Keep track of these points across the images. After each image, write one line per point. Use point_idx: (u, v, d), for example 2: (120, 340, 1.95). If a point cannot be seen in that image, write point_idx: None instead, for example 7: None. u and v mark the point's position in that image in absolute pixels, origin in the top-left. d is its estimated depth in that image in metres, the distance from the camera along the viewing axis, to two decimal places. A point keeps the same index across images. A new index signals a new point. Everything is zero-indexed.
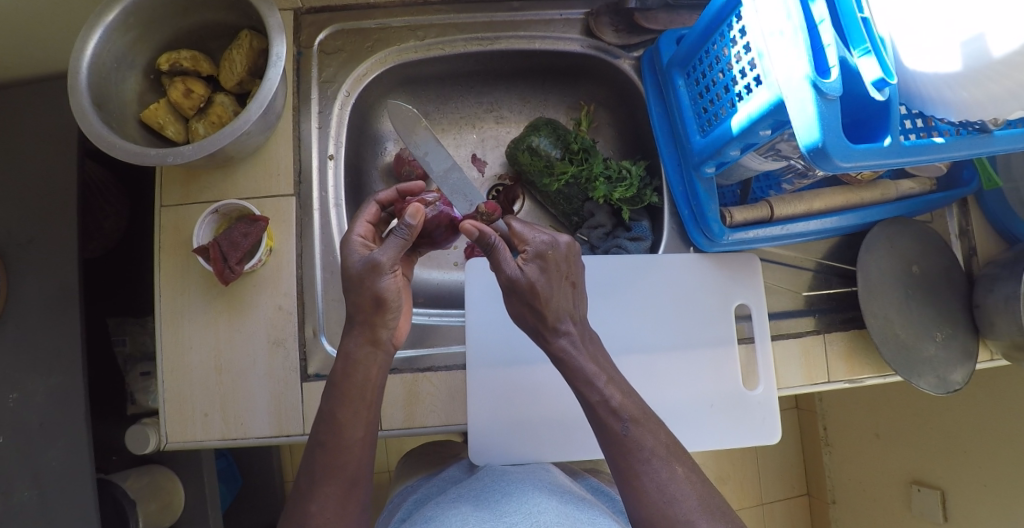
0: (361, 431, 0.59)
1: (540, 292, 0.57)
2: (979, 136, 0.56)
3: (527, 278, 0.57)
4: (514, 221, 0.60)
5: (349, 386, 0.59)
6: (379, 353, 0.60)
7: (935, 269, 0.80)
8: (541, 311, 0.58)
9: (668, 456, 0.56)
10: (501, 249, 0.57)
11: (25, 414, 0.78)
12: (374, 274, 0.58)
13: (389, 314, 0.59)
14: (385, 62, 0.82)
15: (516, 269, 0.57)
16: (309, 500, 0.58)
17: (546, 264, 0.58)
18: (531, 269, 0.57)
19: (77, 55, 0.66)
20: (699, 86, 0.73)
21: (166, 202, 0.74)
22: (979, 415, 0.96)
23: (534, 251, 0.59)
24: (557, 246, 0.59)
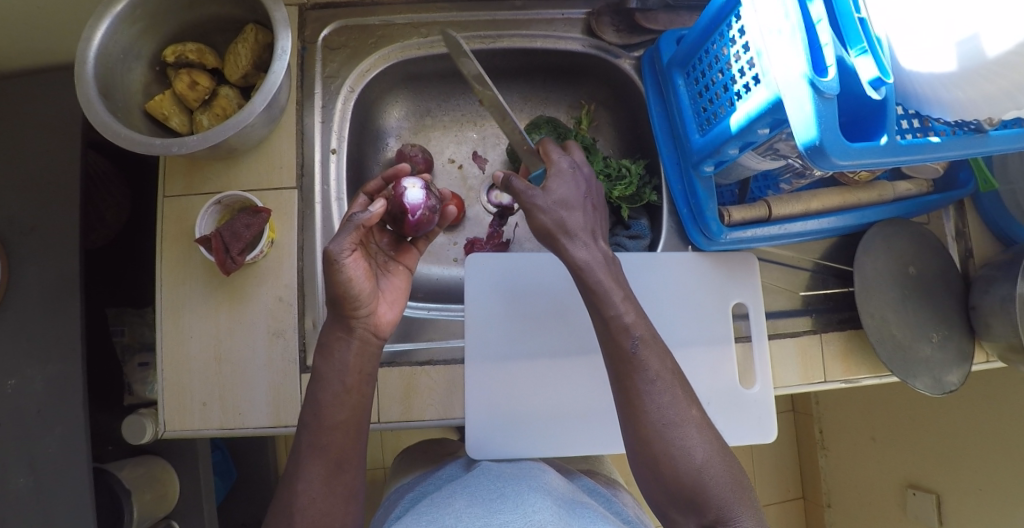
0: (343, 415, 0.60)
1: (568, 202, 0.61)
2: (974, 136, 0.56)
3: (554, 192, 0.60)
4: (544, 141, 0.65)
5: (328, 373, 0.60)
6: (348, 338, 0.61)
7: (932, 271, 0.81)
8: (566, 223, 0.59)
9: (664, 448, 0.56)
10: (519, 183, 0.60)
11: (24, 403, 0.78)
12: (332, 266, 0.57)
13: (353, 305, 0.60)
14: (388, 58, 0.82)
15: (541, 190, 0.60)
16: (295, 481, 0.58)
17: (567, 179, 0.62)
18: (558, 185, 0.61)
19: (85, 45, 0.67)
20: (698, 86, 0.73)
21: (168, 192, 0.74)
22: (974, 418, 0.96)
23: (564, 165, 0.63)
24: (577, 169, 0.63)
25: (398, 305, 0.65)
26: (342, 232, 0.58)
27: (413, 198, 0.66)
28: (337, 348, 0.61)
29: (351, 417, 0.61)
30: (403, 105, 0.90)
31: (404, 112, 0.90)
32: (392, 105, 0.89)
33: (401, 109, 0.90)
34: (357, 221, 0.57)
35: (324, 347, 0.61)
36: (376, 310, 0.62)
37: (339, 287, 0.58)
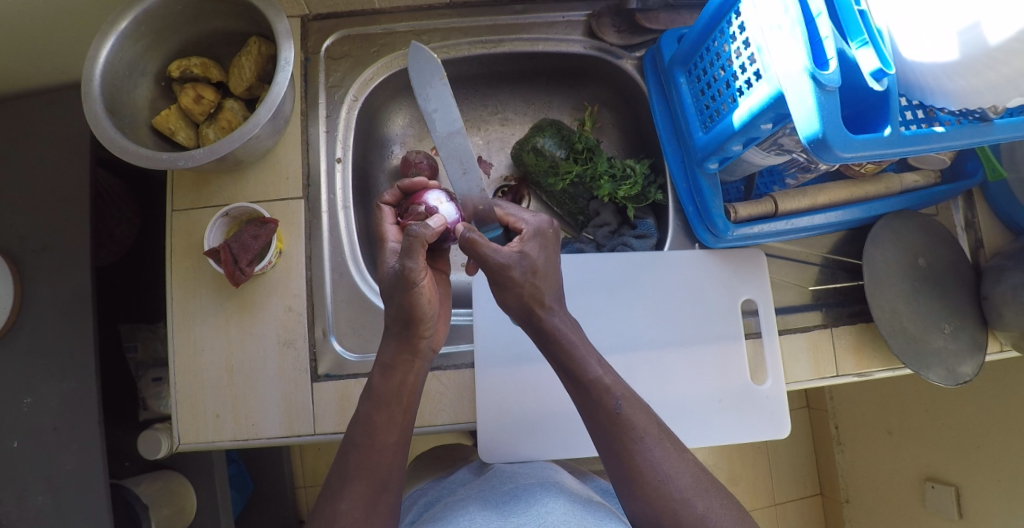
0: (394, 437, 0.60)
1: (538, 270, 0.59)
2: (980, 125, 0.56)
3: (525, 258, 0.58)
4: (504, 204, 0.64)
5: (387, 392, 0.60)
6: (417, 358, 0.62)
7: (942, 262, 0.80)
8: (538, 290, 0.59)
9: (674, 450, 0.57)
10: (480, 240, 0.56)
11: (40, 419, 0.79)
12: (405, 287, 0.57)
13: (423, 325, 0.60)
14: (390, 66, 0.83)
15: (512, 251, 0.58)
16: (337, 499, 0.58)
17: (540, 241, 0.61)
18: (530, 247, 0.60)
19: (91, 63, 0.68)
20: (700, 84, 0.73)
21: (177, 207, 0.75)
22: (991, 410, 0.95)
23: (531, 228, 0.62)
24: (546, 226, 0.62)
25: (447, 318, 0.66)
26: (411, 250, 0.55)
27: (446, 213, 0.72)
28: (404, 368, 0.61)
29: (400, 441, 0.61)
30: (407, 112, 0.90)
31: (407, 119, 0.91)
32: (396, 113, 0.90)
33: (405, 116, 0.91)
34: (416, 236, 0.54)
35: (387, 366, 0.61)
36: (436, 329, 0.63)
37: (416, 308, 0.58)
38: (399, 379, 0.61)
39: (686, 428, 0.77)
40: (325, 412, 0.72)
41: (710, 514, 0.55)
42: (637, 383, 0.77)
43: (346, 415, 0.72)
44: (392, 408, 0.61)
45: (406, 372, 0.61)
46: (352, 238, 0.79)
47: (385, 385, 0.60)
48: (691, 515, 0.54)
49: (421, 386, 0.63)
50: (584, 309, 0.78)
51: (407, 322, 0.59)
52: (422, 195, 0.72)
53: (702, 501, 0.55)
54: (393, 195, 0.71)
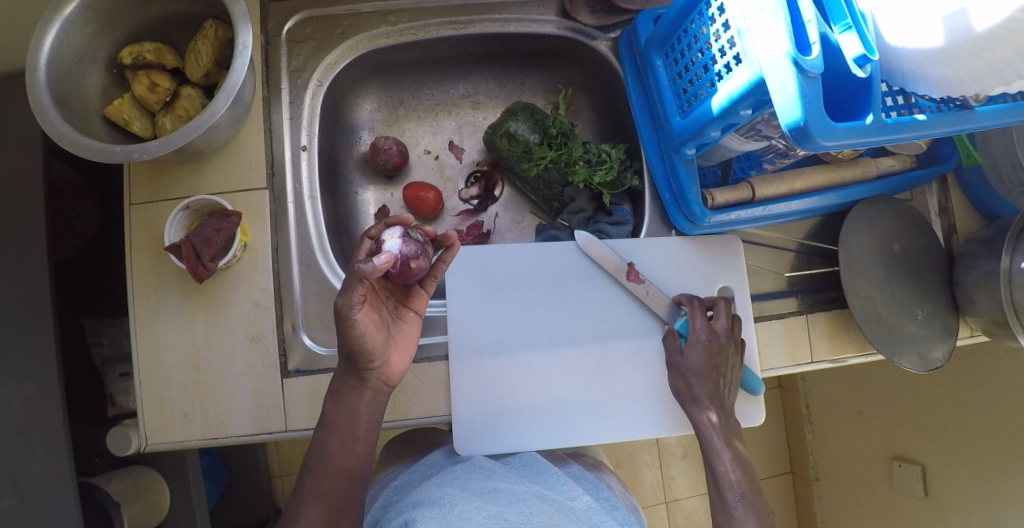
0: (346, 462, 0.62)
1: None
2: (962, 112, 0.55)
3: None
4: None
5: (336, 418, 0.61)
6: (363, 387, 0.62)
7: (916, 248, 0.80)
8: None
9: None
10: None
11: (1, 420, 0.76)
12: (344, 321, 0.57)
13: (367, 359, 0.60)
14: (356, 49, 0.80)
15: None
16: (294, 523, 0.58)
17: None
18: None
19: (34, 50, 0.64)
20: (677, 67, 0.71)
21: (134, 200, 0.72)
22: (958, 391, 0.97)
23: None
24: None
25: (409, 352, 0.65)
26: (349, 286, 0.56)
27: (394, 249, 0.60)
28: (351, 398, 0.62)
29: (356, 463, 0.62)
30: (375, 97, 0.87)
31: (375, 104, 0.88)
32: (364, 97, 0.86)
33: (373, 101, 0.87)
34: (355, 273, 0.54)
35: (336, 394, 0.62)
36: (389, 360, 0.63)
37: (354, 341, 0.58)
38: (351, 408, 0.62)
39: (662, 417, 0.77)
40: (296, 408, 0.71)
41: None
42: (614, 372, 0.76)
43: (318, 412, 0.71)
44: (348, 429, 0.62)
45: (354, 403, 0.62)
46: (320, 230, 0.76)
47: (338, 415, 0.61)
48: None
49: (377, 415, 0.64)
50: (560, 298, 0.77)
51: (350, 354, 0.60)
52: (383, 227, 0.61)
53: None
54: (371, 222, 0.62)
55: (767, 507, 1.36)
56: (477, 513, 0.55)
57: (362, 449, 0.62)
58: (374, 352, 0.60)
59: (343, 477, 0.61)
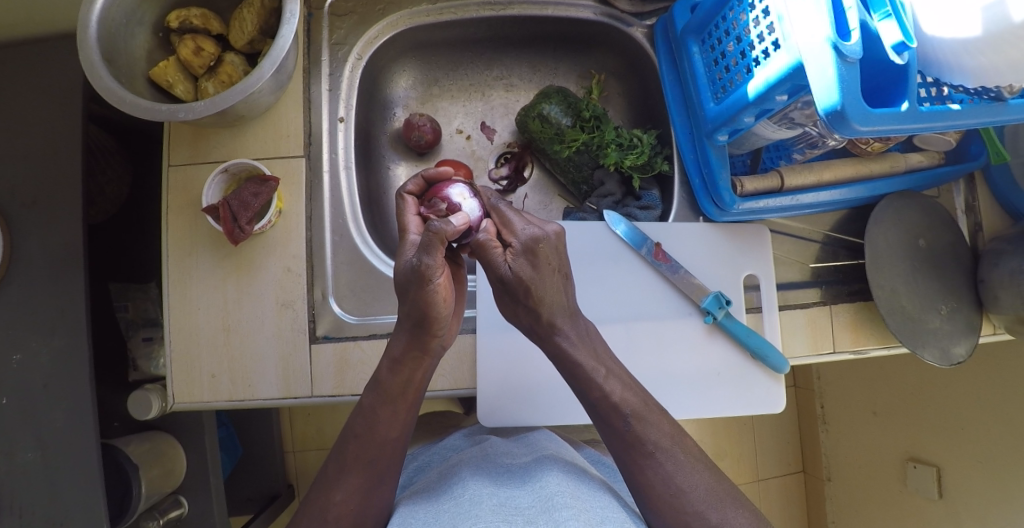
0: (395, 433, 0.60)
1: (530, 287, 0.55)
2: (994, 105, 0.56)
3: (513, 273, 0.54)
4: (504, 210, 0.57)
5: (392, 386, 0.59)
6: (426, 358, 0.58)
7: (942, 244, 0.81)
8: (540, 300, 0.55)
9: (644, 415, 0.58)
10: (491, 247, 0.55)
11: (29, 376, 0.77)
12: (420, 285, 0.51)
13: (437, 327, 0.55)
14: (396, 25, 0.81)
15: (508, 265, 0.54)
16: (332, 491, 0.58)
17: (541, 256, 0.55)
18: (519, 263, 0.54)
19: (86, 8, 0.65)
20: (713, 53, 0.72)
21: (174, 162, 0.73)
22: (975, 391, 0.97)
23: (525, 242, 0.55)
24: (547, 239, 0.55)
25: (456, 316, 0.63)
26: (429, 246, 0.49)
27: (469, 210, 0.66)
28: (412, 366, 0.58)
29: (403, 434, 0.60)
30: (411, 74, 0.89)
31: (411, 81, 0.89)
32: (400, 74, 0.88)
33: (408, 78, 0.89)
34: (437, 232, 0.48)
35: (397, 361, 0.58)
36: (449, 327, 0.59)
37: (430, 309, 0.53)
38: (407, 375, 0.58)
39: (684, 399, 0.77)
40: (323, 374, 0.71)
41: (674, 475, 0.56)
42: (638, 354, 0.77)
43: (345, 378, 0.71)
44: (402, 397, 0.59)
45: (413, 370, 0.58)
46: (353, 200, 0.77)
47: (392, 380, 0.58)
48: (657, 475, 0.56)
49: (426, 383, 0.61)
50: (588, 277, 0.78)
51: (419, 321, 0.54)
52: (444, 189, 0.66)
53: (717, 512, 0.55)
54: (415, 185, 0.64)
55: (776, 507, 1.36)
56: (488, 498, 0.56)
57: (407, 417, 0.60)
58: (446, 318, 0.55)
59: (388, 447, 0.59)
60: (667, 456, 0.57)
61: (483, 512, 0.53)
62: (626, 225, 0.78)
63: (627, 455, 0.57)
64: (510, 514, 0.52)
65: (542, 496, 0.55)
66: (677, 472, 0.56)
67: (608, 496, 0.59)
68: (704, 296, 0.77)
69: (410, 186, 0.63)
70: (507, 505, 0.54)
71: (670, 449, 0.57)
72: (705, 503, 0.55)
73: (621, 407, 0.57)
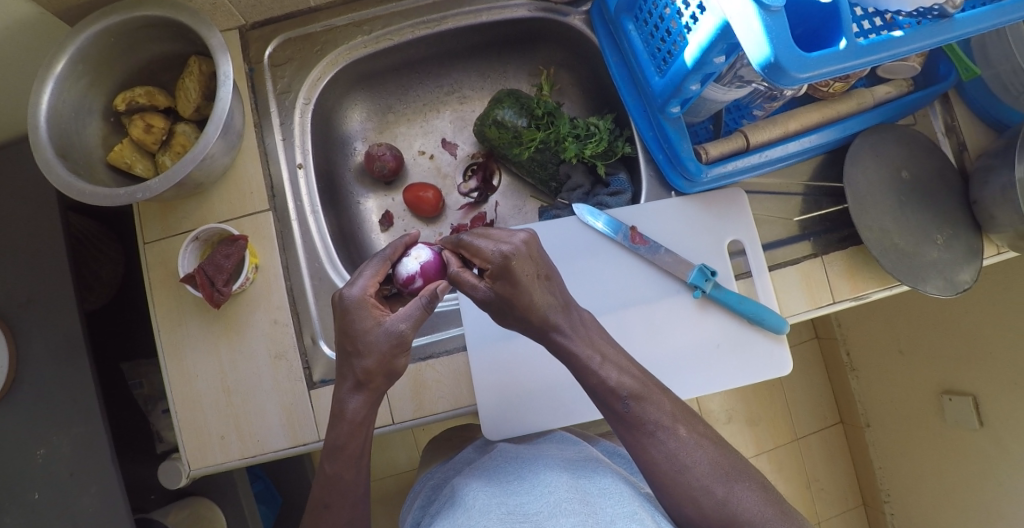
0: None
1: (518, 301, 0.56)
2: (937, 23, 0.53)
3: (498, 297, 0.56)
4: (471, 240, 0.57)
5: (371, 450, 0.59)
6: None
7: (926, 171, 0.78)
8: (527, 313, 0.56)
9: (643, 395, 0.56)
10: (463, 276, 0.57)
11: (55, 468, 0.80)
12: (399, 349, 0.54)
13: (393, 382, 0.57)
14: (336, 63, 0.81)
15: (486, 289, 0.56)
16: None
17: (515, 270, 0.55)
18: (501, 287, 0.55)
19: (33, 110, 0.67)
20: (649, 27, 0.71)
21: (148, 239, 0.75)
22: (997, 313, 0.93)
23: (499, 262, 0.55)
24: (519, 256, 0.56)
25: None
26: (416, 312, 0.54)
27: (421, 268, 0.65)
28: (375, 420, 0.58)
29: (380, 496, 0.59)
30: (363, 107, 0.89)
31: (365, 113, 0.90)
32: (352, 109, 0.89)
33: (362, 111, 0.90)
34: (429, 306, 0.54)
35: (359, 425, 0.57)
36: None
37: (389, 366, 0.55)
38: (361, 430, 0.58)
39: (687, 377, 0.76)
40: (326, 417, 0.72)
41: (675, 446, 0.55)
42: (633, 342, 0.76)
43: None
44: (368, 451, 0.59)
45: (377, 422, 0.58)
46: (327, 242, 0.78)
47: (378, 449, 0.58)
48: (661, 475, 0.55)
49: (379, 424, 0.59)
50: (567, 275, 0.77)
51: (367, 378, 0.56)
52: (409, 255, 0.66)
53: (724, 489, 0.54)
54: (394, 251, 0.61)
55: (822, 462, 1.33)
56: (497, 507, 0.55)
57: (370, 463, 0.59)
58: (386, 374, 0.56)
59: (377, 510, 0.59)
60: (667, 434, 0.55)
61: (490, 521, 0.52)
62: (604, 215, 0.77)
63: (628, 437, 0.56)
64: (518, 522, 0.52)
65: (551, 504, 0.54)
66: (678, 456, 0.55)
67: (618, 487, 0.58)
68: (690, 271, 0.76)
69: (366, 287, 0.57)
70: (515, 513, 0.53)
71: (667, 419, 0.55)
72: (708, 479, 0.54)
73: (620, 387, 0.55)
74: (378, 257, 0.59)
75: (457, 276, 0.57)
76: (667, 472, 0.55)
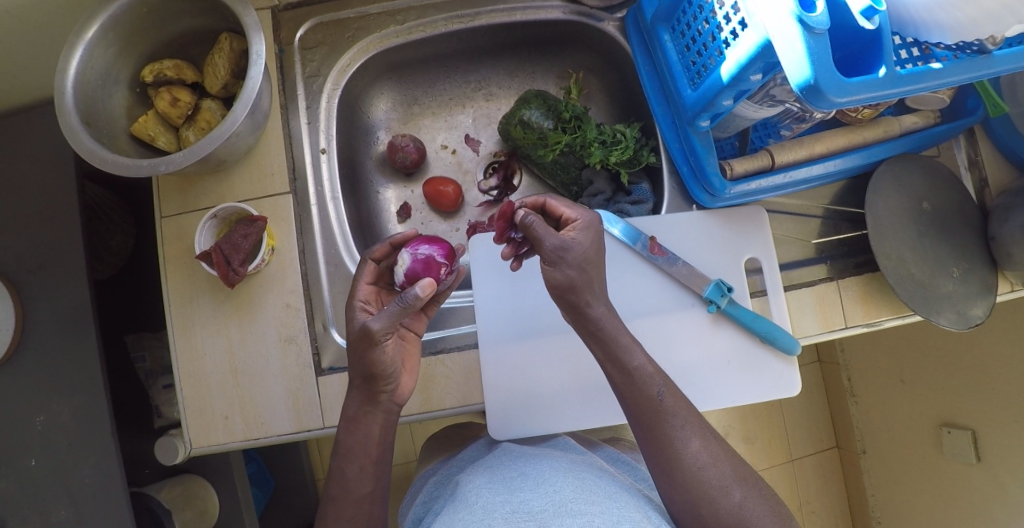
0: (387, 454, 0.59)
1: (588, 258, 0.57)
2: (977, 58, 0.53)
3: (579, 246, 0.57)
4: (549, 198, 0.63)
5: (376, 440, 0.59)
6: (379, 414, 0.60)
7: (947, 204, 0.78)
8: (590, 279, 0.56)
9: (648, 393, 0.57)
10: (535, 222, 0.55)
11: (54, 436, 0.79)
12: (370, 344, 0.56)
13: (384, 381, 0.59)
14: (366, 51, 0.81)
15: (567, 238, 0.56)
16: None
17: (586, 229, 0.59)
18: (580, 235, 0.58)
19: (61, 75, 0.66)
20: (685, 39, 0.71)
21: (165, 212, 0.74)
22: (1003, 349, 0.94)
23: (580, 220, 0.59)
24: (595, 220, 0.60)
25: (416, 371, 0.64)
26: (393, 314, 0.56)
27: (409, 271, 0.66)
28: (365, 423, 0.59)
29: (377, 487, 0.59)
30: (389, 96, 0.89)
31: (390, 103, 0.90)
32: (378, 98, 0.88)
33: (387, 100, 0.89)
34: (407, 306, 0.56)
35: (350, 420, 0.60)
36: (401, 382, 0.61)
37: (376, 366, 0.57)
38: (365, 431, 0.59)
39: (695, 391, 0.76)
40: (333, 405, 0.72)
41: (683, 457, 0.55)
42: None
43: None
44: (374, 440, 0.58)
45: (368, 429, 0.59)
46: (344, 229, 0.78)
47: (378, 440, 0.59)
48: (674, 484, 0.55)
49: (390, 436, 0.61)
50: None
51: (366, 377, 0.58)
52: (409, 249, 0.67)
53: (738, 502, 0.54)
54: (381, 251, 0.66)
55: (814, 484, 1.33)
56: (502, 505, 0.55)
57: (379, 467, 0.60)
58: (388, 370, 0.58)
59: (369, 501, 0.59)
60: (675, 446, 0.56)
61: (495, 519, 0.52)
62: (622, 224, 0.77)
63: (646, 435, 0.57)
64: (523, 521, 0.51)
65: (555, 504, 0.53)
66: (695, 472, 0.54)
67: (623, 493, 0.58)
68: (706, 285, 0.76)
69: (359, 291, 0.64)
70: (520, 511, 0.53)
71: (674, 433, 0.56)
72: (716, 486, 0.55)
73: None
74: (371, 259, 0.66)
75: (530, 222, 0.55)
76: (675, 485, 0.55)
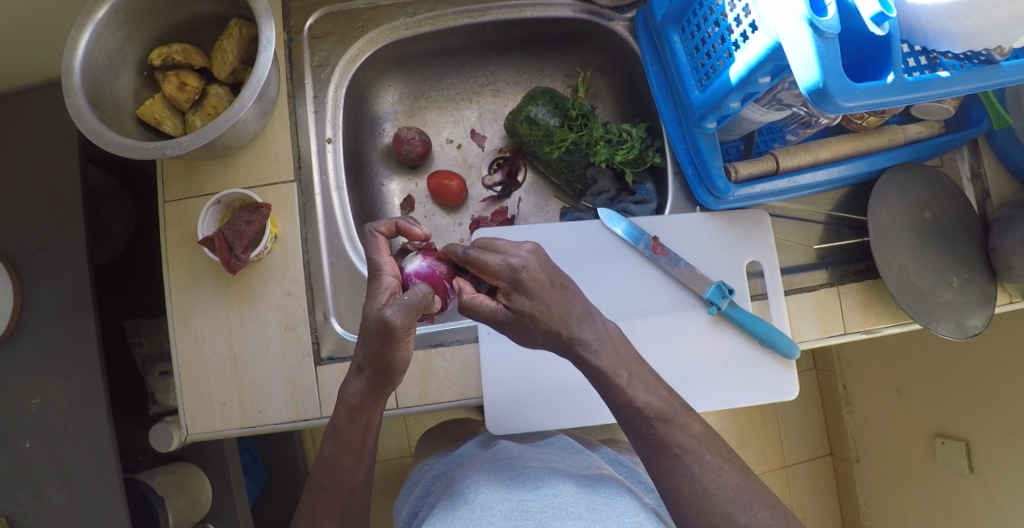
0: None
1: (540, 316, 0.51)
2: (984, 68, 0.54)
3: (523, 315, 0.51)
4: (475, 255, 0.51)
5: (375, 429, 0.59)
6: (380, 404, 0.57)
7: (950, 214, 0.79)
8: (557, 330, 0.52)
9: (677, 415, 0.55)
10: (478, 302, 0.51)
11: (49, 419, 0.79)
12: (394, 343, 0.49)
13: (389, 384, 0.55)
14: (376, 41, 0.81)
15: (504, 311, 0.51)
16: None
17: (526, 284, 0.50)
18: (520, 301, 0.50)
19: (69, 55, 0.66)
20: (694, 41, 0.71)
21: (169, 197, 0.74)
22: (1000, 361, 0.94)
23: (509, 278, 0.50)
24: (534, 264, 0.51)
25: None
26: (412, 306, 0.48)
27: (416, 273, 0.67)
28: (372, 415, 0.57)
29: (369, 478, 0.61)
30: (396, 89, 0.89)
31: (397, 95, 0.90)
32: (385, 90, 0.88)
33: (394, 93, 0.89)
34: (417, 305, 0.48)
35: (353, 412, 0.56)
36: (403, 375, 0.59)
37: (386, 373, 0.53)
38: (364, 423, 0.57)
39: (693, 392, 0.76)
40: (331, 394, 0.72)
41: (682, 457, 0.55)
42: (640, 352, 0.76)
43: None
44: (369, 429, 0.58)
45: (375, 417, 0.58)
46: (347, 219, 0.77)
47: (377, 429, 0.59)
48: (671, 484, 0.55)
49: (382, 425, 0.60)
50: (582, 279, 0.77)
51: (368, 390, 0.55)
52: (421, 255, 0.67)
53: (743, 512, 0.53)
54: (386, 228, 0.59)
55: (807, 492, 1.33)
56: (500, 502, 0.54)
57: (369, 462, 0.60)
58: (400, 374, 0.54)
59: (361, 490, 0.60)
60: (692, 452, 0.54)
61: (493, 517, 0.52)
62: (625, 223, 0.77)
63: (659, 453, 0.55)
64: (521, 518, 0.51)
65: (555, 506, 0.53)
66: (698, 475, 0.53)
67: (619, 493, 0.58)
68: (707, 287, 0.76)
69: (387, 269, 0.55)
70: (518, 510, 0.53)
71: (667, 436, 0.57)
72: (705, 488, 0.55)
73: (645, 397, 0.54)
74: (373, 231, 0.58)
75: (472, 302, 0.51)
76: (698, 491, 0.53)
